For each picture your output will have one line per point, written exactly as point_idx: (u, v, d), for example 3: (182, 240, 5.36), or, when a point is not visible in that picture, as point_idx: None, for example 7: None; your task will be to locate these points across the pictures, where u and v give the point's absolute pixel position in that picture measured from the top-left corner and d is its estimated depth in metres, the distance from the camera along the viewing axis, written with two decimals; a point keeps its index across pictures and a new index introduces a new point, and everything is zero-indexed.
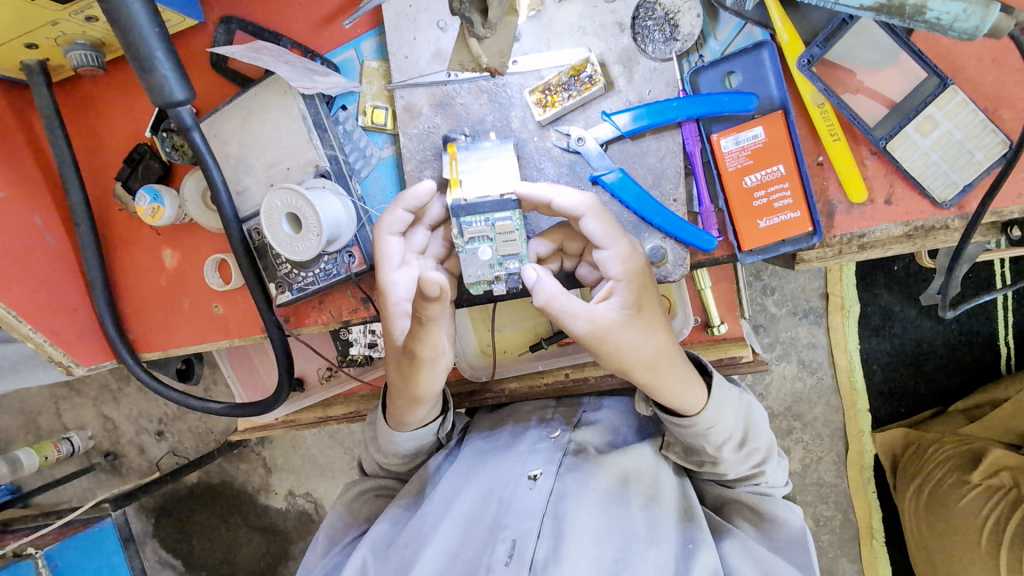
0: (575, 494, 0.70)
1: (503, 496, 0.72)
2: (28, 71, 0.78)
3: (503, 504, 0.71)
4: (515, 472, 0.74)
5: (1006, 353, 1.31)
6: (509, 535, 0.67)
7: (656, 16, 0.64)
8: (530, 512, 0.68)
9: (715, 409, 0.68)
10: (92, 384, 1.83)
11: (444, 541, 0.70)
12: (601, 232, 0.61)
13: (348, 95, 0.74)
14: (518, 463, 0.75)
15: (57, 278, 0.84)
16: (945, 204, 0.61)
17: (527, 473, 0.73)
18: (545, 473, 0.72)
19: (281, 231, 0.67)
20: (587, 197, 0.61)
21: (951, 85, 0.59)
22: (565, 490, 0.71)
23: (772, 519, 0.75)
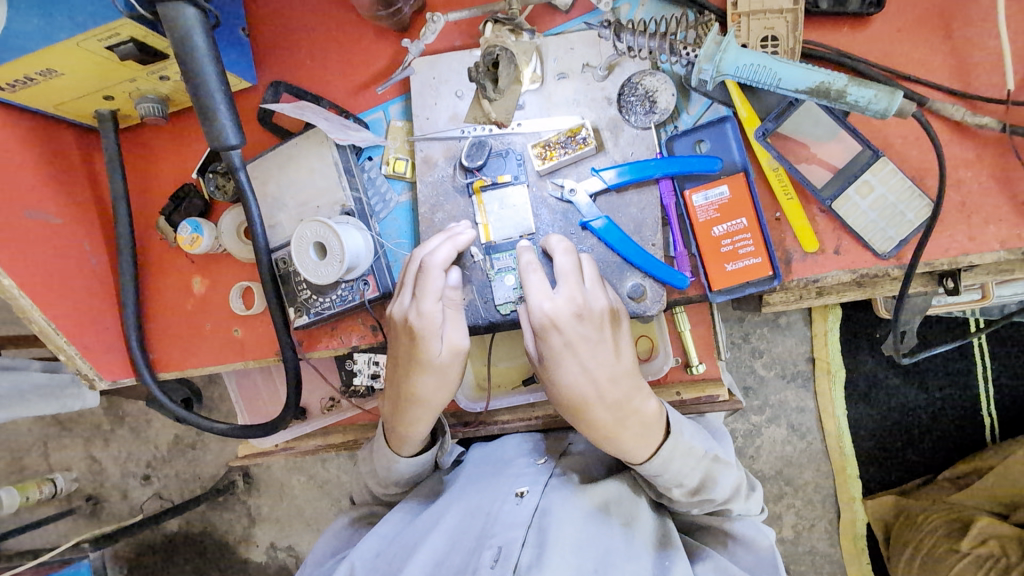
0: (558, 508, 0.76)
1: (490, 510, 0.77)
2: (100, 118, 0.90)
3: (490, 517, 0.76)
4: (503, 490, 0.80)
5: (989, 423, 1.38)
6: (496, 542, 0.72)
7: (638, 94, 0.75)
8: (517, 522, 0.74)
9: (659, 463, 0.75)
10: (83, 425, 1.84)
11: (433, 550, 0.74)
12: (536, 286, 0.69)
13: (374, 148, 0.86)
14: (506, 484, 0.82)
15: (93, 300, 0.93)
16: (885, 255, 0.71)
17: (514, 491, 0.80)
18: (531, 491, 0.79)
19: (307, 258, 0.77)
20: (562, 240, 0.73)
21: (882, 156, 0.70)
22: (549, 506, 0.76)
23: (745, 542, 0.82)
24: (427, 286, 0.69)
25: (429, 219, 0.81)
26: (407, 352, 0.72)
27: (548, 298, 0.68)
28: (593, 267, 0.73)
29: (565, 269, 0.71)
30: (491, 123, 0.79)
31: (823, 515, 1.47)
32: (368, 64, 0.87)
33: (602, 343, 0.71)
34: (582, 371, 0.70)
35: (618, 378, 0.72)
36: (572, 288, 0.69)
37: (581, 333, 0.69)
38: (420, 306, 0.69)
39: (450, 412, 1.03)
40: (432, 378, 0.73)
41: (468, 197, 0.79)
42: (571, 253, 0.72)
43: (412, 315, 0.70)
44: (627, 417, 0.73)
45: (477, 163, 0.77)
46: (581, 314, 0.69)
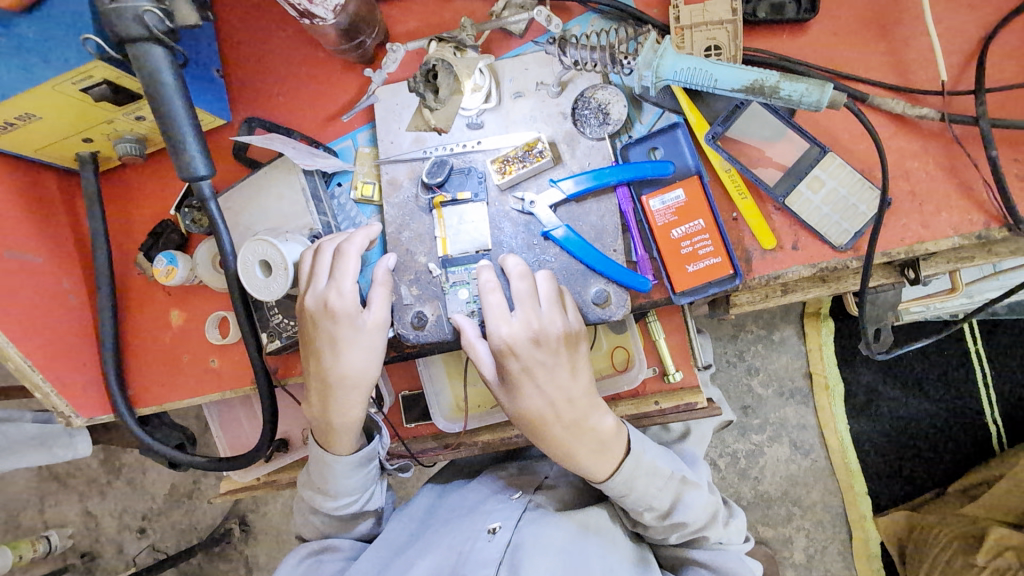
0: (530, 543, 0.74)
1: (462, 549, 0.75)
2: (80, 160, 0.93)
3: (462, 556, 0.74)
4: (476, 527, 0.78)
5: (996, 430, 1.36)
6: None
7: (591, 107, 0.78)
8: (488, 560, 0.73)
9: (623, 481, 0.74)
10: (78, 478, 1.82)
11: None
12: (495, 306, 0.70)
13: (343, 174, 0.89)
14: (478, 521, 0.79)
15: (73, 337, 0.93)
16: (842, 247, 0.72)
17: (487, 527, 0.77)
18: (504, 526, 0.77)
19: (253, 276, 0.79)
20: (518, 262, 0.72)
21: (829, 152, 0.72)
22: (522, 542, 0.75)
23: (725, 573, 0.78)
24: (345, 268, 0.75)
25: (396, 238, 0.82)
26: (330, 335, 0.75)
27: (505, 323, 0.69)
28: (551, 286, 0.72)
29: (523, 293, 0.70)
30: (433, 130, 0.82)
31: (834, 536, 1.44)
32: (336, 96, 0.90)
33: (558, 364, 0.70)
34: (539, 393, 0.70)
35: (575, 399, 0.71)
36: (529, 313, 0.70)
37: (538, 358, 0.69)
38: (341, 287, 0.74)
39: (429, 436, 1.01)
40: (358, 353, 0.75)
41: (431, 214, 0.81)
42: (528, 275, 0.71)
43: (330, 295, 0.74)
44: (584, 436, 0.72)
45: (438, 179, 0.78)
46: (541, 332, 0.69)
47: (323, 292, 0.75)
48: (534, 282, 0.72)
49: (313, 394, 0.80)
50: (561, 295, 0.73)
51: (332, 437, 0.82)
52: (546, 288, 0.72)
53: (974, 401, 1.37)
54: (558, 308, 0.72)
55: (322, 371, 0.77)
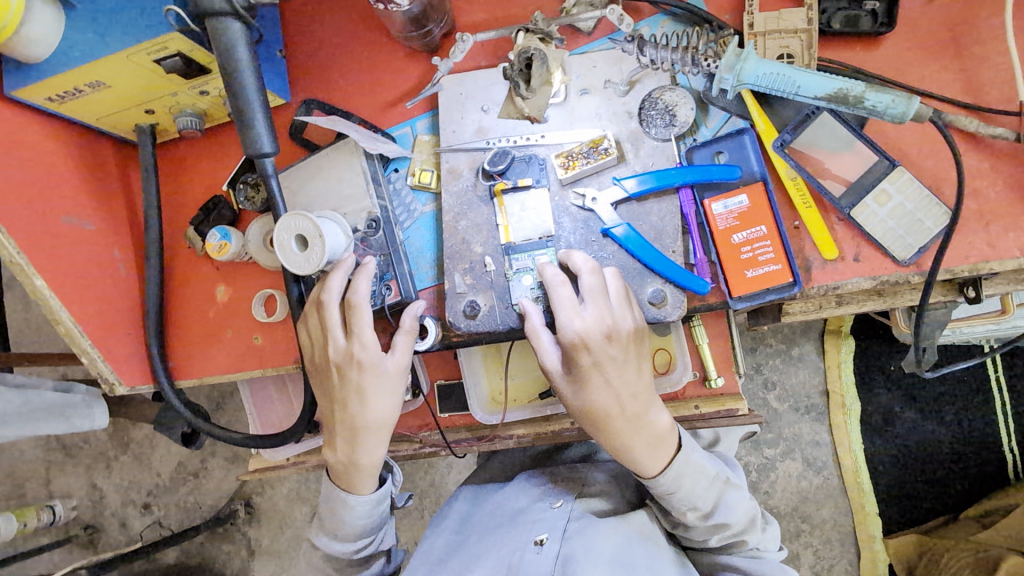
0: (581, 556, 0.74)
1: (511, 563, 0.76)
2: (139, 131, 0.93)
3: (512, 570, 0.75)
4: (522, 538, 0.78)
5: (1011, 460, 1.35)
6: None
7: (659, 108, 0.78)
8: None
9: (673, 477, 0.74)
10: (88, 450, 1.83)
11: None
12: (564, 300, 0.72)
13: (401, 161, 0.89)
14: (524, 531, 0.79)
15: (119, 306, 0.94)
16: (905, 262, 0.72)
17: (534, 538, 0.77)
18: (551, 538, 0.77)
19: (288, 249, 0.78)
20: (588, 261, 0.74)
21: (898, 166, 0.72)
22: (571, 553, 0.75)
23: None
24: (361, 321, 0.78)
25: (452, 227, 0.82)
26: (357, 383, 0.79)
27: (577, 317, 0.71)
28: (620, 284, 0.74)
29: (594, 289, 0.72)
30: (524, 118, 0.82)
31: (841, 555, 1.44)
32: (397, 82, 0.90)
33: (625, 360, 0.72)
34: (606, 387, 0.71)
35: (639, 394, 0.73)
36: (600, 308, 0.71)
37: (608, 353, 0.71)
38: (363, 339, 0.78)
39: (463, 426, 1.01)
40: (384, 397, 0.79)
41: (490, 204, 0.81)
42: (598, 272, 0.73)
43: (355, 349, 0.78)
44: (641, 428, 0.73)
45: (500, 168, 0.79)
46: (610, 329, 0.71)
47: (346, 346, 0.79)
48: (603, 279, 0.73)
49: (338, 439, 0.82)
50: (629, 294, 0.74)
51: (354, 474, 0.83)
52: (615, 286, 0.74)
53: (992, 428, 1.36)
54: (625, 306, 0.73)
55: (349, 418, 0.80)
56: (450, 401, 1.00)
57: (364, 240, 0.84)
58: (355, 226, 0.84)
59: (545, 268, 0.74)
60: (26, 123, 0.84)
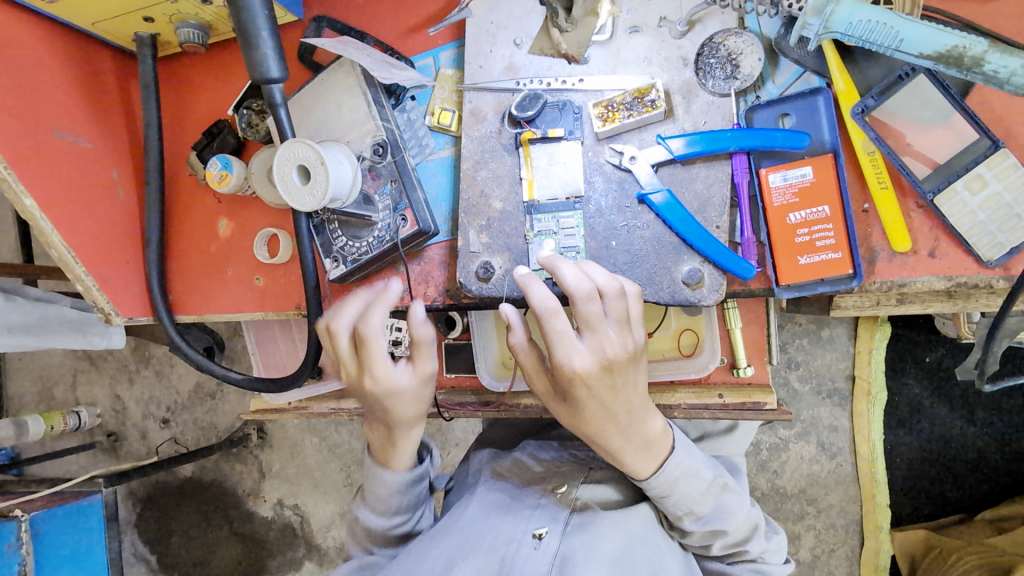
0: (582, 557, 0.69)
1: (505, 555, 0.70)
2: (138, 42, 0.84)
3: (506, 563, 0.69)
4: (520, 529, 0.73)
5: None
6: None
7: (720, 56, 0.67)
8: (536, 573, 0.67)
9: (665, 481, 0.69)
10: (111, 362, 1.85)
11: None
12: (563, 331, 0.62)
13: (420, 91, 0.79)
14: (520, 522, 0.74)
15: (118, 232, 0.88)
16: (990, 263, 0.62)
17: (530, 531, 0.72)
18: (551, 533, 0.72)
19: (290, 183, 0.71)
20: (585, 282, 0.62)
21: (1003, 148, 0.60)
22: (570, 553, 0.69)
23: None
24: (374, 352, 0.68)
25: (470, 176, 0.74)
26: (377, 403, 0.70)
27: (574, 351, 0.63)
28: (622, 304, 0.63)
29: (590, 319, 0.62)
30: (559, 57, 0.71)
31: (844, 540, 1.39)
32: (420, 4, 0.79)
33: (624, 384, 0.65)
34: (603, 413, 0.66)
35: (635, 410, 0.67)
36: (599, 339, 0.63)
37: (607, 384, 0.64)
38: (374, 372, 0.69)
39: (470, 390, 0.97)
40: (410, 406, 0.71)
41: (515, 154, 0.72)
42: (595, 296, 0.62)
43: (368, 384, 0.69)
44: (633, 437, 0.68)
45: (529, 114, 0.70)
46: (613, 359, 0.63)
47: (359, 369, 0.70)
48: (601, 302, 0.63)
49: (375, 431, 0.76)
50: (631, 311, 0.64)
51: (392, 457, 0.77)
52: (614, 304, 0.63)
53: None
54: (626, 327, 0.64)
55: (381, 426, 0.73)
56: (455, 360, 0.95)
57: (372, 168, 0.75)
58: (360, 153, 0.75)
59: (532, 287, 0.63)
60: (10, 22, 0.76)
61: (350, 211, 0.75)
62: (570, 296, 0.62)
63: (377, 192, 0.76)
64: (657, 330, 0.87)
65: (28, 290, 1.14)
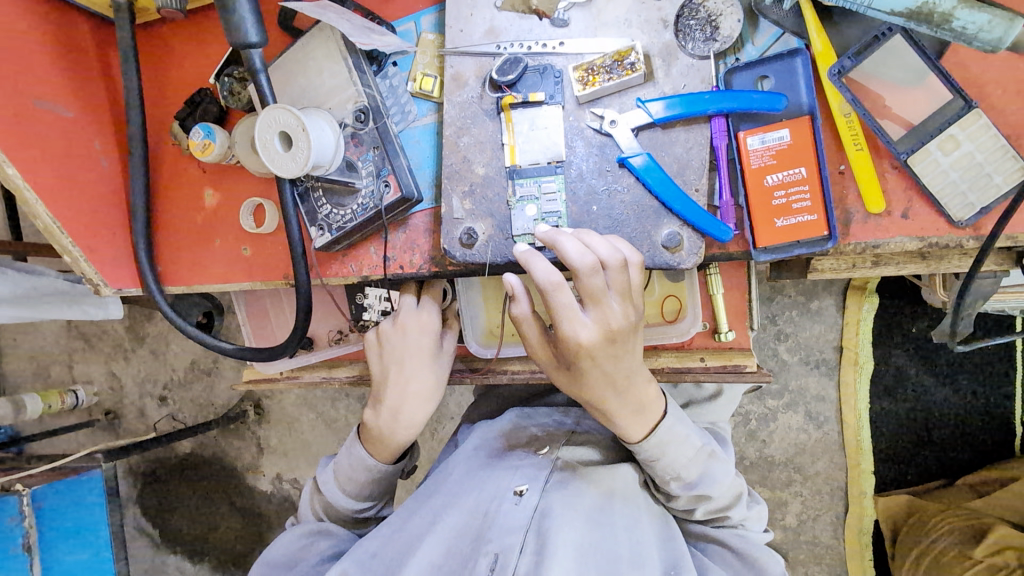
0: (559, 512, 0.71)
1: (488, 510, 0.72)
2: (116, 8, 0.83)
3: (487, 518, 0.71)
4: (501, 487, 0.75)
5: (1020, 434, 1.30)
6: (492, 549, 0.68)
7: (699, 17, 0.67)
8: (515, 526, 0.70)
9: (656, 444, 0.72)
10: (106, 340, 1.86)
11: (431, 553, 0.70)
12: (567, 305, 0.63)
13: (402, 56, 0.79)
14: (503, 479, 0.76)
15: (103, 203, 0.88)
16: (961, 223, 0.63)
17: (512, 488, 0.74)
18: (531, 490, 0.74)
19: (272, 150, 0.71)
20: (586, 258, 0.62)
21: (975, 108, 0.61)
22: (549, 507, 0.72)
23: (750, 560, 0.77)
24: (434, 297, 0.87)
25: (453, 142, 0.74)
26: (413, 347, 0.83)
27: (579, 325, 0.64)
28: (623, 276, 0.64)
29: (594, 292, 0.63)
30: (531, 13, 0.72)
31: (830, 506, 1.43)
32: None
33: (626, 353, 0.67)
34: (605, 380, 0.67)
35: (635, 377, 0.69)
36: (604, 311, 0.64)
37: (611, 354, 0.65)
38: (433, 310, 0.86)
39: (459, 356, 0.97)
40: (433, 371, 0.83)
41: (497, 119, 0.72)
42: (598, 269, 0.63)
43: (427, 316, 0.85)
44: (628, 401, 0.69)
45: (510, 78, 0.70)
46: (618, 330, 0.64)
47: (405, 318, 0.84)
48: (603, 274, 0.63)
49: (382, 405, 0.80)
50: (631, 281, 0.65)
51: (386, 443, 0.80)
52: (616, 276, 0.64)
53: (1006, 402, 1.30)
54: (628, 296, 0.65)
55: (400, 382, 0.81)
56: None
57: (354, 135, 0.76)
58: (342, 120, 0.76)
59: (533, 264, 0.64)
60: None
61: (333, 178, 0.76)
62: (572, 270, 0.62)
63: (360, 159, 0.76)
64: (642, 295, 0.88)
65: (20, 264, 1.16)
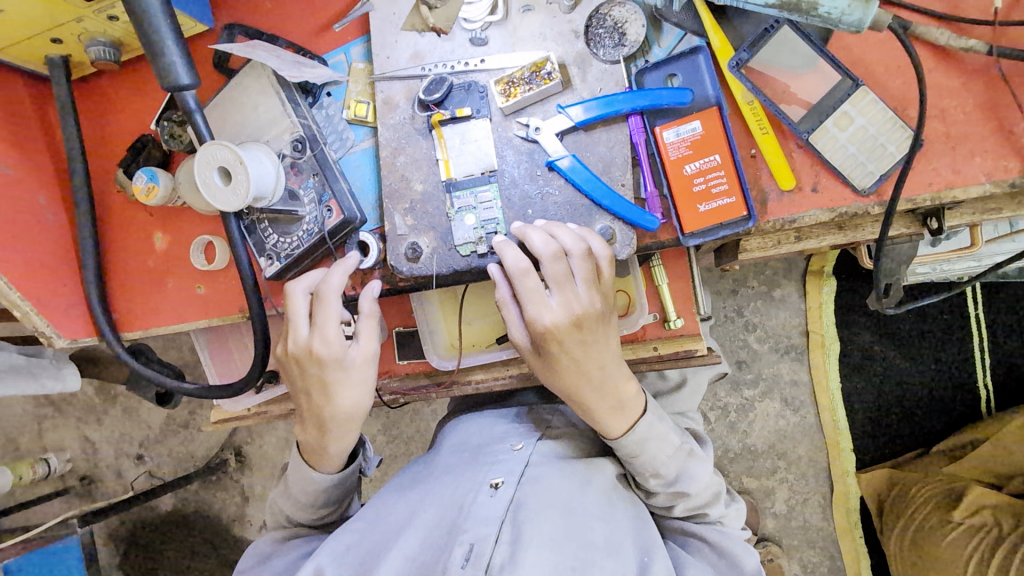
0: (532, 502, 0.73)
1: (463, 503, 0.73)
2: (50, 65, 0.86)
3: (463, 511, 0.72)
4: (476, 480, 0.76)
5: (984, 395, 1.34)
6: (467, 539, 0.69)
7: (607, 26, 0.72)
8: (490, 518, 0.71)
9: (636, 439, 0.74)
10: (76, 404, 1.81)
11: (407, 548, 0.71)
12: (532, 291, 0.68)
13: (335, 86, 0.82)
14: (479, 474, 0.77)
15: (52, 255, 0.88)
16: (865, 191, 0.68)
17: (489, 481, 0.76)
18: (506, 482, 0.75)
19: (213, 185, 0.73)
20: (550, 245, 0.68)
21: (862, 86, 0.67)
22: (524, 499, 0.73)
23: (727, 555, 0.79)
24: (326, 313, 0.72)
25: (390, 163, 0.77)
26: (320, 376, 0.73)
27: (545, 309, 0.68)
28: (588, 263, 0.69)
29: (559, 277, 0.68)
30: (429, 30, 0.76)
31: (816, 489, 1.45)
32: (327, 3, 0.82)
33: (594, 340, 0.71)
34: (576, 369, 0.70)
35: (607, 367, 0.72)
36: (568, 295, 0.69)
37: (578, 339, 0.69)
38: (322, 333, 0.72)
39: (422, 373, 0.98)
40: (353, 389, 0.74)
41: (429, 137, 0.76)
42: (561, 256, 0.68)
43: (314, 343, 0.72)
44: (606, 397, 0.72)
45: (436, 97, 0.73)
46: (585, 315, 0.69)
47: (306, 340, 0.73)
48: (569, 261, 0.68)
49: (306, 426, 0.78)
50: (598, 270, 0.70)
51: (321, 459, 0.80)
52: (581, 263, 0.69)
53: (968, 366, 1.34)
54: (594, 283, 0.70)
55: (315, 411, 0.75)
56: (407, 349, 0.95)
57: (294, 165, 0.78)
58: (281, 151, 0.78)
59: (505, 253, 0.69)
60: None
61: (276, 209, 0.78)
62: (538, 256, 0.68)
63: (301, 187, 0.78)
64: None
65: None
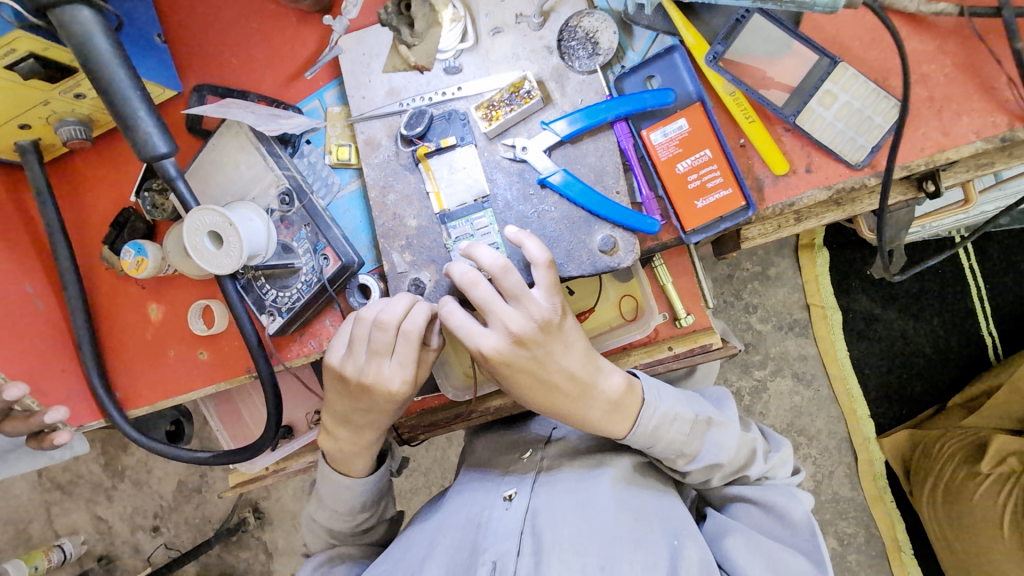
0: (548, 507, 0.73)
1: (480, 521, 0.74)
2: (21, 151, 0.83)
3: (481, 529, 0.73)
4: (491, 497, 0.77)
5: (990, 341, 1.34)
6: (489, 557, 0.69)
7: (578, 37, 0.72)
8: (508, 531, 0.71)
9: (642, 434, 0.72)
10: (83, 485, 1.76)
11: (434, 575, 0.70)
12: (464, 321, 0.67)
13: (313, 133, 0.81)
14: (493, 489, 0.78)
15: (46, 342, 0.86)
16: (859, 165, 0.68)
17: (502, 495, 0.77)
18: (519, 492, 0.76)
19: (205, 251, 0.71)
20: (467, 270, 0.67)
21: (841, 62, 0.67)
22: (538, 506, 0.74)
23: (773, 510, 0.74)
24: (410, 354, 0.67)
25: (380, 203, 0.76)
26: (376, 408, 0.71)
27: (481, 336, 0.66)
28: (511, 278, 0.66)
29: (482, 302, 0.67)
30: (412, 69, 0.75)
31: (840, 460, 1.44)
32: (294, 53, 0.81)
33: (545, 353, 0.68)
34: (537, 385, 0.69)
35: (578, 374, 0.70)
36: (500, 317, 0.66)
37: (523, 356, 0.67)
38: (406, 375, 0.68)
39: (441, 407, 0.96)
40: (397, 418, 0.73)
41: (416, 171, 0.75)
42: (480, 281, 0.67)
43: (398, 386, 0.68)
44: (597, 402, 0.71)
45: (418, 130, 0.73)
46: (529, 330, 0.66)
47: (389, 376, 0.68)
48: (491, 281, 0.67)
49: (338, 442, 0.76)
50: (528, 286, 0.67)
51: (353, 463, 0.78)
52: (505, 281, 0.66)
53: (969, 316, 1.35)
54: (528, 298, 0.67)
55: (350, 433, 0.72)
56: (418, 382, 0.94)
57: (284, 218, 0.77)
58: (269, 207, 0.77)
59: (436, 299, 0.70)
60: None
61: (272, 264, 0.77)
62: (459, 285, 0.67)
63: (294, 239, 0.77)
64: (599, 301, 0.90)
65: None
